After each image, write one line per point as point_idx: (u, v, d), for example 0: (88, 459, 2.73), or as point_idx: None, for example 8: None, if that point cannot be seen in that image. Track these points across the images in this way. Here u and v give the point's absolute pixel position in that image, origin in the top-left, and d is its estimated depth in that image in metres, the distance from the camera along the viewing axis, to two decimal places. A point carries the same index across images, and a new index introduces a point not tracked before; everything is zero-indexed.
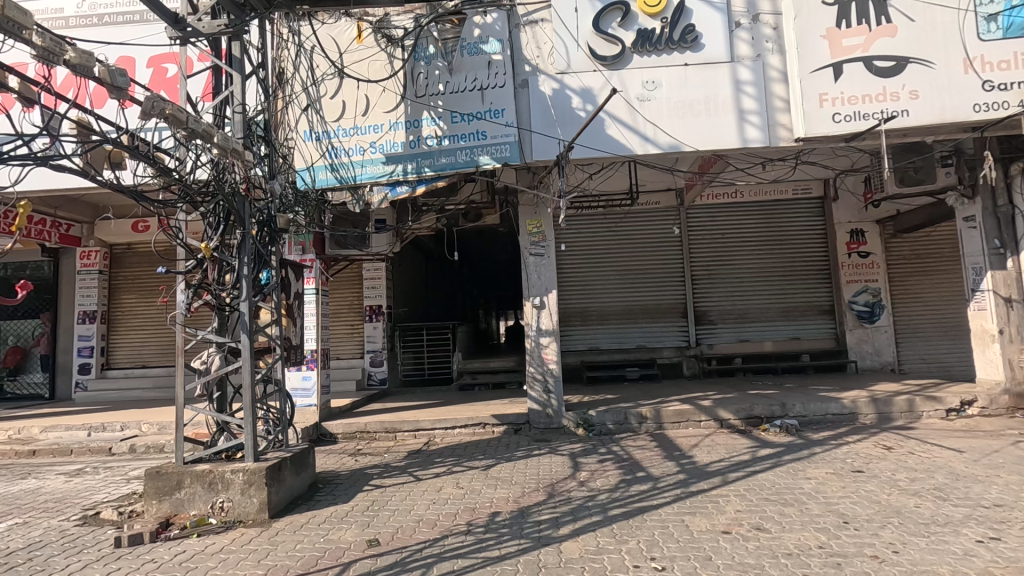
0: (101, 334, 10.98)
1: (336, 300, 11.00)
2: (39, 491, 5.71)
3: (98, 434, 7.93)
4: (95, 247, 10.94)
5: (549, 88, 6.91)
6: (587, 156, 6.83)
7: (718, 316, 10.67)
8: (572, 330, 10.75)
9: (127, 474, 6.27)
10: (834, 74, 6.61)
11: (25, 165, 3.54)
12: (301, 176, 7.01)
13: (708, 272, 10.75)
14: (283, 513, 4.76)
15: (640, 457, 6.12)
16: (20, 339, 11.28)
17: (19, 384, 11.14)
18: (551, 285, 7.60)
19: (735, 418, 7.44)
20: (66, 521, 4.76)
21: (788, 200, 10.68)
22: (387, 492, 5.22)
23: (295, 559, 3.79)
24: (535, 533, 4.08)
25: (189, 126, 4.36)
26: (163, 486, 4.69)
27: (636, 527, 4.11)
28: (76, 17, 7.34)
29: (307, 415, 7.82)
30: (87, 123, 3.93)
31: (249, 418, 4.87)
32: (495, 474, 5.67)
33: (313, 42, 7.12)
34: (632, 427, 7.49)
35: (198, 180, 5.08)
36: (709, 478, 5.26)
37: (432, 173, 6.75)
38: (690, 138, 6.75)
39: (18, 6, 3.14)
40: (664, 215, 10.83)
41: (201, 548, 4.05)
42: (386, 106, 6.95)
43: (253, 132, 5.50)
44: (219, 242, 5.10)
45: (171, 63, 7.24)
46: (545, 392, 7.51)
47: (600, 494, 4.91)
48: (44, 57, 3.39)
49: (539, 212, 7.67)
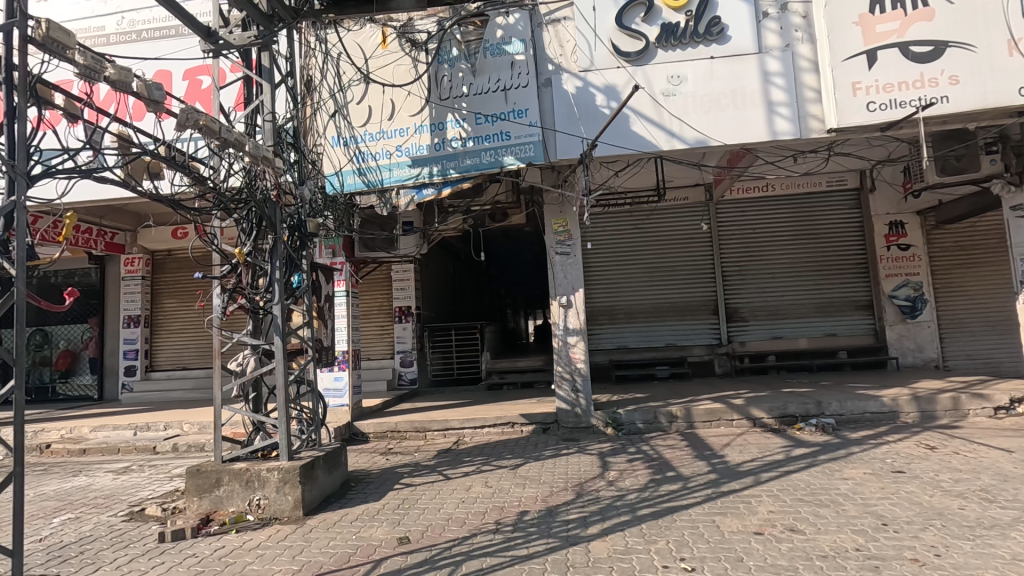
0: (145, 337, 11.43)
1: (366, 302, 11.21)
2: (90, 488, 6.00)
3: (143, 434, 8.25)
4: (138, 254, 11.39)
5: (573, 87, 6.89)
6: (611, 153, 6.79)
7: (750, 313, 10.47)
8: (600, 329, 10.70)
9: (170, 472, 6.51)
10: (867, 61, 6.40)
11: (71, 178, 3.70)
12: (329, 181, 7.16)
13: (739, 268, 10.53)
14: (317, 511, 4.88)
15: (670, 457, 6.05)
16: (70, 343, 11.81)
17: (71, 386, 11.71)
18: (577, 283, 7.58)
19: (768, 416, 7.29)
20: (114, 517, 4.98)
21: (821, 193, 10.39)
22: (417, 491, 5.28)
23: (328, 555, 3.88)
24: (564, 533, 4.08)
25: (223, 135, 4.52)
26: (203, 483, 4.87)
27: (666, 527, 4.07)
28: (116, 35, 7.65)
29: (340, 414, 8.01)
30: (127, 136, 4.11)
31: (283, 418, 5.00)
32: (524, 473, 5.68)
33: (339, 49, 7.22)
34: (662, 426, 7.39)
35: (231, 188, 5.24)
36: (741, 478, 5.17)
37: (457, 175, 6.81)
38: (717, 132, 6.64)
39: (62, 27, 3.28)
40: (692, 210, 10.66)
41: (239, 544, 4.18)
42: (411, 110, 7.05)
43: (283, 139, 5.67)
44: (252, 247, 5.26)
45: (206, 75, 7.45)
46: (573, 391, 7.50)
47: (629, 493, 4.88)
48: (86, 74, 3.54)
49: (564, 211, 7.66)
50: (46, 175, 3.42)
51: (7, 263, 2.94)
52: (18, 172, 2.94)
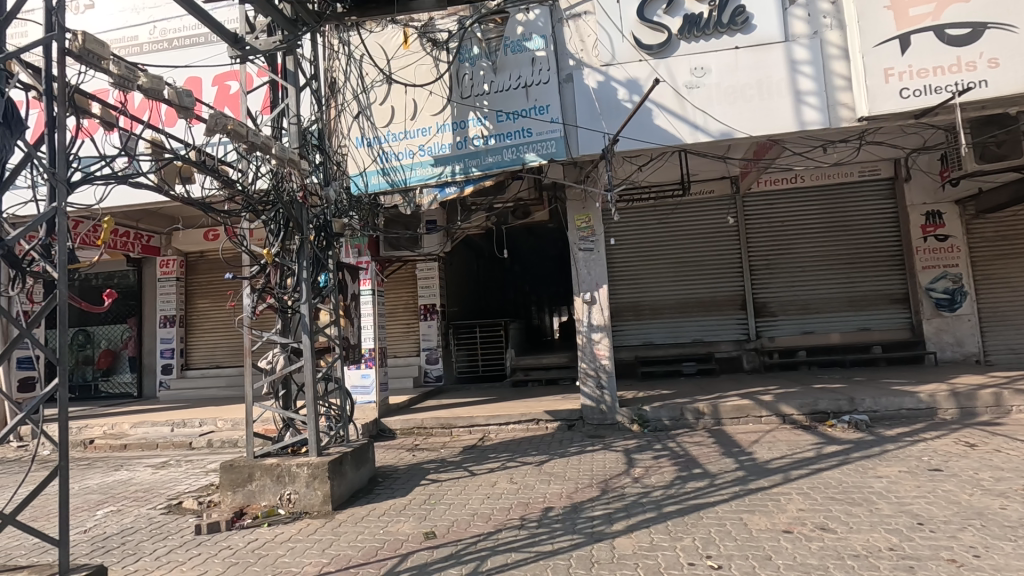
0: (180, 336, 11.80)
1: (391, 300, 11.34)
2: (130, 482, 6.24)
3: (180, 429, 8.51)
4: (173, 256, 11.75)
5: (594, 81, 6.83)
6: (634, 148, 6.72)
7: (779, 307, 10.26)
8: (625, 326, 10.63)
9: (206, 467, 6.72)
10: (900, 46, 6.20)
11: (108, 184, 3.83)
12: (354, 181, 7.27)
13: (767, 262, 10.33)
14: (345, 505, 4.98)
15: (697, 454, 5.97)
16: (111, 342, 12.28)
17: (112, 384, 12.17)
18: (601, 279, 7.54)
19: (799, 413, 7.14)
20: (153, 510, 5.17)
21: (853, 183, 10.09)
22: (443, 487, 5.34)
23: (356, 549, 3.96)
24: (588, 529, 4.08)
25: (250, 139, 4.64)
26: (236, 478, 5.01)
27: (692, 524, 4.03)
28: (149, 43, 7.91)
29: (367, 411, 8.18)
30: (160, 142, 4.22)
31: (312, 415, 5.11)
32: (549, 470, 5.69)
33: (362, 51, 7.29)
34: (688, 423, 7.30)
35: (259, 190, 5.36)
36: (769, 475, 5.07)
37: (479, 173, 6.83)
38: (742, 124, 6.52)
39: (97, 40, 3.41)
40: (718, 204, 10.47)
41: (271, 537, 4.30)
42: (433, 109, 7.10)
43: (308, 141, 5.77)
44: (280, 247, 5.38)
45: (234, 80, 7.63)
46: (598, 388, 7.48)
47: (654, 490, 4.85)
48: (121, 84, 3.68)
49: (588, 207, 7.63)
50: (85, 182, 3.55)
51: (49, 267, 3.05)
52: (58, 179, 3.05)
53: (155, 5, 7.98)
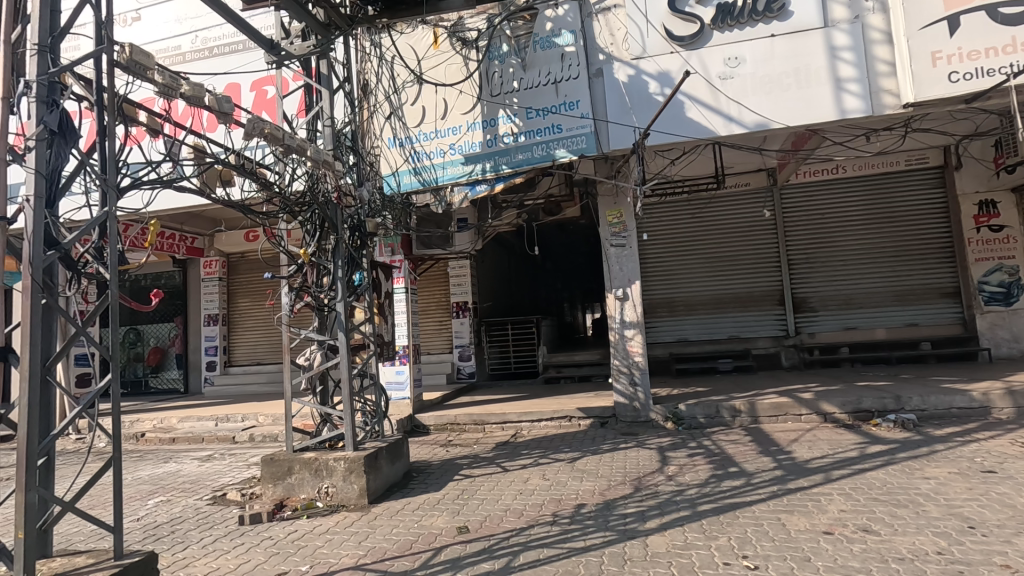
0: (223, 334, 12.24)
1: (424, 298, 11.48)
2: (179, 473, 6.53)
3: (224, 424, 8.83)
4: (215, 257, 12.15)
5: (624, 75, 6.75)
6: (665, 141, 6.62)
7: (819, 303, 9.96)
8: (658, 322, 10.49)
9: (248, 460, 6.97)
10: (948, 28, 5.92)
11: (154, 188, 4.01)
12: (387, 181, 7.38)
13: (806, 255, 10.03)
14: (381, 499, 5.09)
15: (733, 452, 5.86)
16: (159, 340, 12.85)
17: (160, 380, 12.73)
18: (633, 276, 7.47)
19: (841, 411, 6.92)
20: (199, 500, 5.40)
21: (899, 172, 9.67)
22: (476, 482, 5.40)
23: (392, 542, 4.03)
24: (622, 526, 4.05)
25: (286, 142, 4.78)
26: (277, 471, 5.17)
27: (727, 523, 3.95)
28: (191, 52, 8.19)
29: (402, 407, 8.30)
30: (201, 146, 4.36)
31: (348, 410, 5.23)
32: (582, 466, 5.68)
33: (393, 53, 7.38)
34: (725, 421, 7.18)
35: (296, 192, 5.50)
36: (810, 475, 4.93)
37: (509, 171, 6.84)
38: (779, 114, 6.34)
39: (143, 51, 3.58)
40: (755, 197, 10.20)
41: (310, 529, 4.43)
42: (464, 108, 7.15)
43: (342, 143, 5.89)
44: (316, 247, 5.52)
45: (271, 85, 7.84)
46: (631, 385, 7.42)
47: (689, 488, 4.78)
48: (164, 93, 3.84)
49: (619, 202, 7.55)
50: (134, 187, 3.73)
51: (103, 269, 3.21)
52: (110, 185, 3.21)
53: (197, 15, 8.27)
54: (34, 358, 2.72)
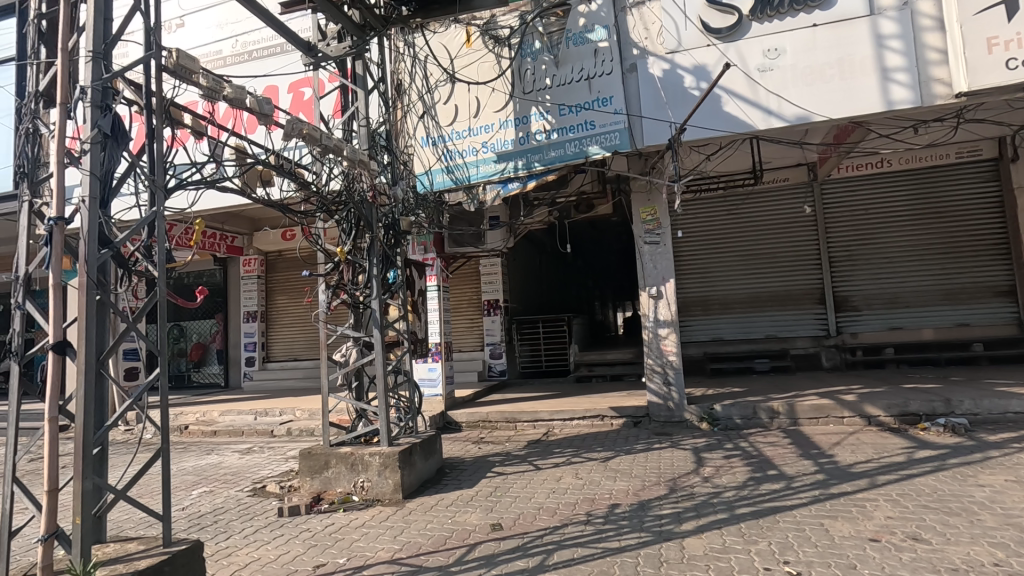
0: (261, 331, 12.58)
1: (456, 295, 11.56)
2: (221, 465, 6.75)
3: (262, 418, 9.07)
4: (254, 255, 12.48)
5: (659, 70, 6.64)
6: (701, 136, 6.47)
7: (862, 302, 9.62)
8: (693, 321, 10.30)
9: (286, 454, 7.15)
10: (1006, 12, 5.62)
11: (198, 189, 4.12)
12: (420, 180, 7.44)
13: (849, 253, 9.69)
14: (415, 494, 5.15)
15: (772, 454, 5.71)
16: (201, 336, 13.31)
17: (202, 375, 13.19)
18: (668, 273, 7.35)
19: (886, 414, 6.67)
20: (240, 492, 5.57)
21: (950, 165, 9.23)
22: (509, 480, 5.41)
23: (427, 537, 4.08)
24: (657, 527, 4.00)
25: (323, 142, 4.86)
26: (314, 465, 5.28)
27: (767, 528, 3.85)
28: (232, 56, 8.44)
29: (434, 404, 8.36)
30: (243, 147, 4.46)
31: (383, 406, 5.30)
32: (615, 466, 5.63)
33: (426, 52, 7.43)
34: (762, 422, 7.00)
35: (332, 191, 5.59)
36: (854, 479, 4.77)
37: (542, 168, 6.80)
38: (822, 106, 6.13)
39: (188, 55, 3.69)
40: (795, 192, 9.90)
41: (346, 522, 4.51)
42: (496, 106, 7.15)
43: (377, 143, 5.98)
44: (352, 246, 5.62)
45: (308, 87, 8.00)
46: (665, 384, 7.32)
47: (726, 491, 4.68)
48: (208, 95, 3.95)
49: (653, 199, 7.43)
50: (179, 188, 3.85)
51: (150, 266, 3.32)
52: (157, 186, 3.31)
53: (237, 20, 8.50)
54: (89, 352, 2.83)
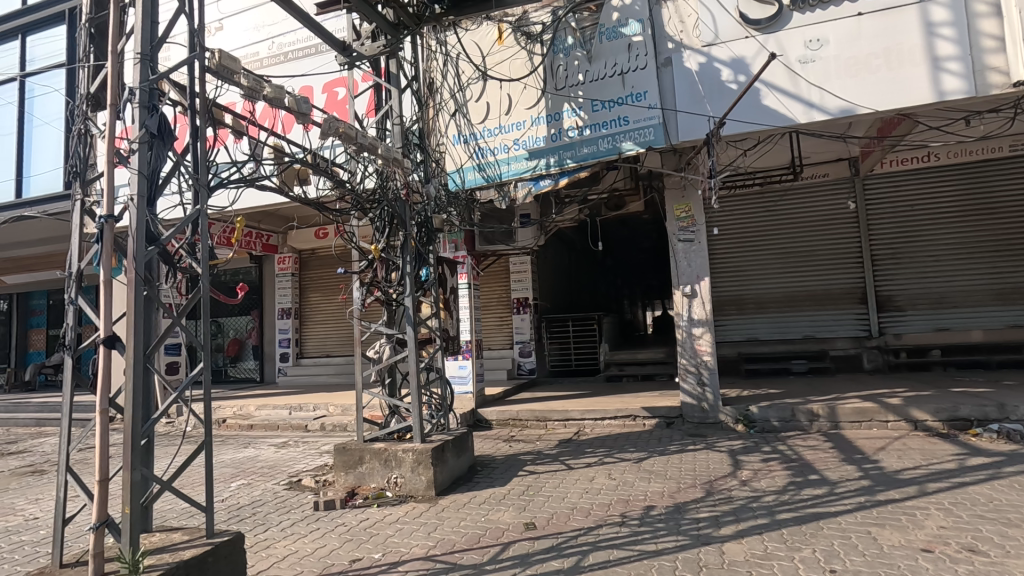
0: (295, 327, 12.83)
1: (486, 294, 11.56)
2: (257, 458, 6.90)
3: (297, 413, 9.23)
4: (288, 253, 12.74)
5: (695, 63, 6.50)
6: (739, 131, 6.31)
7: (905, 302, 9.26)
8: (727, 321, 10.08)
9: (320, 448, 7.26)
10: None
11: (238, 187, 4.21)
12: (451, 178, 7.45)
13: (892, 251, 9.34)
14: (448, 492, 5.16)
15: (812, 458, 5.54)
16: (238, 332, 13.68)
17: (238, 370, 13.54)
18: (702, 272, 7.19)
19: (934, 419, 6.40)
20: (277, 485, 5.68)
21: (1002, 159, 8.80)
22: (541, 479, 5.38)
23: (460, 535, 4.08)
24: (694, 531, 3.91)
25: (358, 141, 4.91)
26: (349, 460, 5.34)
27: (811, 534, 3.73)
28: (268, 58, 8.62)
29: (465, 401, 8.39)
30: (281, 147, 4.53)
31: (416, 403, 5.31)
32: (649, 467, 5.54)
33: (458, 50, 7.45)
34: (801, 425, 6.81)
35: (366, 189, 5.65)
36: (901, 487, 4.57)
37: (575, 165, 6.73)
38: (867, 98, 5.90)
39: (230, 56, 3.76)
40: (835, 188, 9.59)
41: (380, 517, 4.54)
42: (528, 103, 7.11)
43: (410, 141, 6.00)
44: (386, 243, 5.67)
45: (342, 87, 8.09)
46: (699, 384, 7.17)
47: (766, 495, 4.55)
48: (249, 95, 4.02)
49: (687, 195, 7.29)
50: (221, 187, 3.94)
51: (195, 263, 3.40)
52: (201, 185, 3.38)
53: (274, 22, 8.66)
54: (137, 347, 2.91)
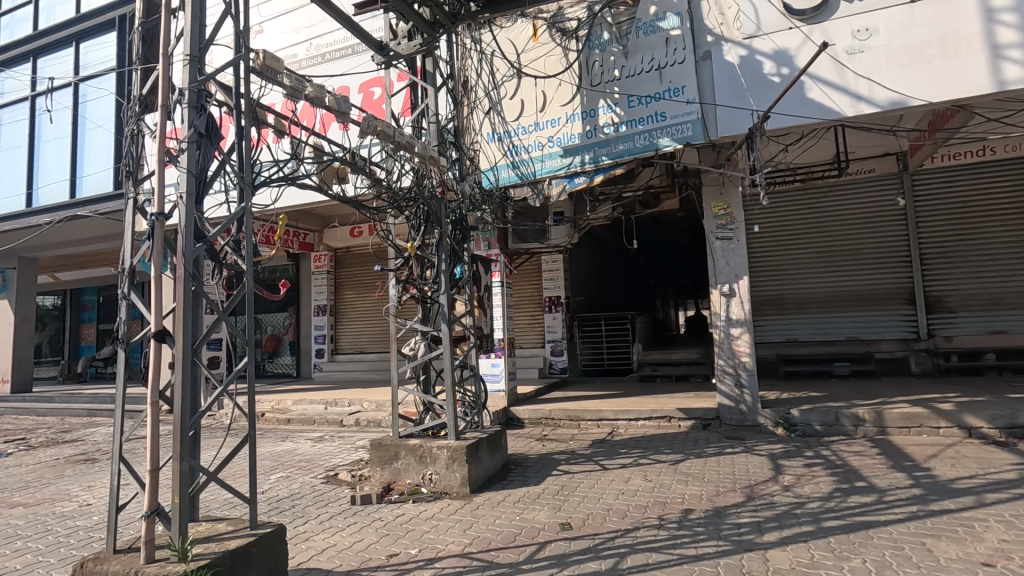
0: (330, 324, 13.06)
1: (518, 292, 11.54)
2: (295, 452, 7.05)
3: (332, 408, 9.40)
4: (324, 251, 12.98)
5: (736, 57, 6.34)
6: (783, 125, 6.11)
7: (957, 303, 8.84)
8: (765, 321, 9.83)
9: (355, 443, 7.38)
10: None
11: (280, 186, 4.29)
12: (485, 176, 7.43)
13: (942, 250, 8.93)
14: (481, 489, 5.16)
15: (859, 465, 5.33)
16: (275, 328, 14.06)
17: (275, 365, 13.90)
18: (740, 271, 7.01)
19: (990, 426, 6.09)
20: (315, 478, 5.78)
21: None
22: (575, 479, 5.33)
23: (496, 533, 4.07)
24: (736, 537, 3.80)
25: (395, 139, 4.95)
26: (384, 456, 5.40)
27: (860, 543, 3.58)
28: (306, 59, 8.79)
29: (497, 399, 8.41)
30: (321, 146, 4.59)
31: (451, 401, 5.32)
32: (686, 470, 5.42)
33: (493, 47, 7.45)
34: (845, 430, 6.58)
35: (402, 187, 5.70)
36: (957, 497, 4.35)
37: (610, 162, 6.65)
38: (919, 89, 5.64)
39: (274, 56, 3.84)
40: (882, 184, 9.23)
41: (415, 513, 4.58)
42: (563, 100, 7.05)
43: (445, 139, 6.01)
44: (421, 241, 5.71)
45: (377, 86, 8.18)
46: (737, 386, 6.99)
47: (810, 501, 4.40)
48: (291, 94, 4.09)
49: (726, 192, 7.10)
50: (265, 186, 4.03)
51: (240, 260, 3.48)
52: (246, 183, 3.45)
53: (311, 24, 8.83)
54: (186, 341, 2.99)
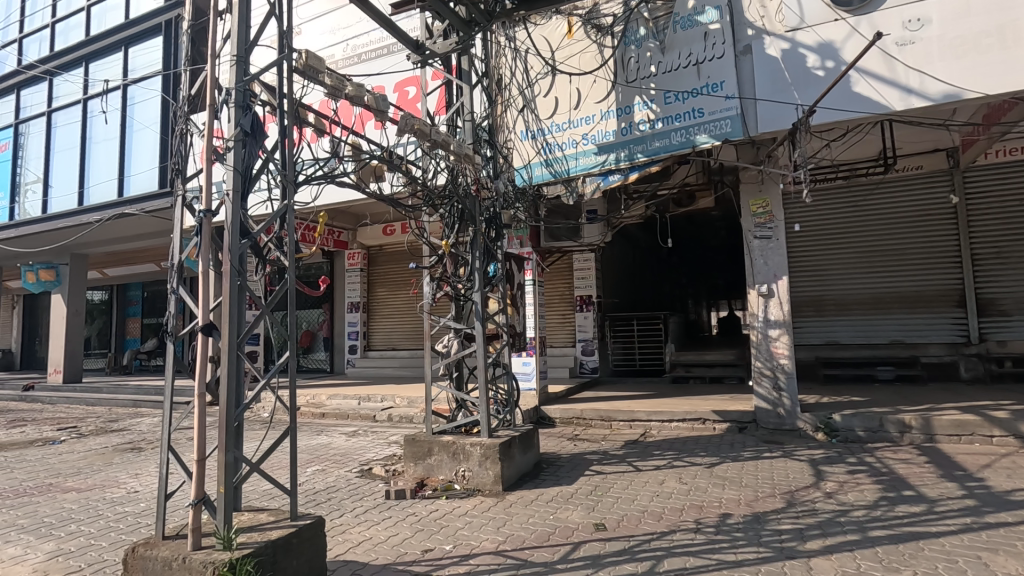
0: (363, 321, 13.26)
1: (549, 290, 11.49)
2: (330, 445, 7.19)
3: (366, 403, 9.55)
4: (357, 249, 13.20)
5: (778, 50, 6.16)
6: (829, 120, 5.89)
7: (1013, 306, 8.38)
8: (805, 322, 9.56)
9: (388, 438, 7.47)
10: None
11: (320, 184, 4.35)
12: (519, 173, 7.44)
13: (996, 250, 8.50)
14: (514, 487, 5.16)
15: (906, 473, 5.12)
16: (310, 324, 14.36)
17: (309, 360, 14.19)
18: (780, 271, 6.81)
19: None
20: (350, 472, 5.87)
21: None
22: (608, 479, 5.27)
23: (529, 532, 4.06)
24: (776, 543, 3.69)
25: (432, 138, 4.98)
26: (417, 451, 5.44)
27: (910, 555, 3.44)
28: (343, 59, 8.95)
29: (528, 398, 8.42)
30: (359, 144, 4.65)
31: (484, 398, 5.33)
32: (722, 473, 5.30)
33: (527, 45, 7.47)
34: (890, 436, 6.33)
35: (437, 185, 5.72)
36: (1015, 509, 4.14)
37: (645, 159, 6.55)
38: (975, 81, 5.38)
39: (317, 56, 3.91)
40: (932, 181, 8.85)
41: (449, 509, 4.61)
42: (598, 97, 6.98)
43: (480, 137, 6.00)
44: (455, 238, 5.73)
45: (412, 85, 8.27)
46: (775, 389, 6.82)
47: (854, 509, 4.25)
48: (332, 93, 4.15)
49: (765, 190, 6.92)
50: (307, 184, 4.10)
51: (282, 256, 3.54)
52: (289, 180, 3.50)
53: (348, 24, 8.97)
54: (232, 335, 3.07)
